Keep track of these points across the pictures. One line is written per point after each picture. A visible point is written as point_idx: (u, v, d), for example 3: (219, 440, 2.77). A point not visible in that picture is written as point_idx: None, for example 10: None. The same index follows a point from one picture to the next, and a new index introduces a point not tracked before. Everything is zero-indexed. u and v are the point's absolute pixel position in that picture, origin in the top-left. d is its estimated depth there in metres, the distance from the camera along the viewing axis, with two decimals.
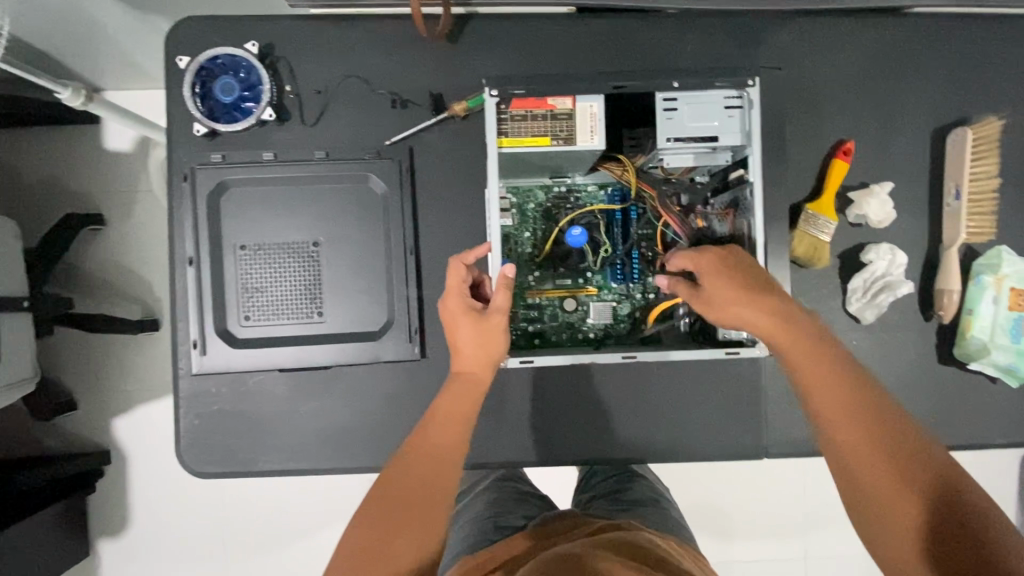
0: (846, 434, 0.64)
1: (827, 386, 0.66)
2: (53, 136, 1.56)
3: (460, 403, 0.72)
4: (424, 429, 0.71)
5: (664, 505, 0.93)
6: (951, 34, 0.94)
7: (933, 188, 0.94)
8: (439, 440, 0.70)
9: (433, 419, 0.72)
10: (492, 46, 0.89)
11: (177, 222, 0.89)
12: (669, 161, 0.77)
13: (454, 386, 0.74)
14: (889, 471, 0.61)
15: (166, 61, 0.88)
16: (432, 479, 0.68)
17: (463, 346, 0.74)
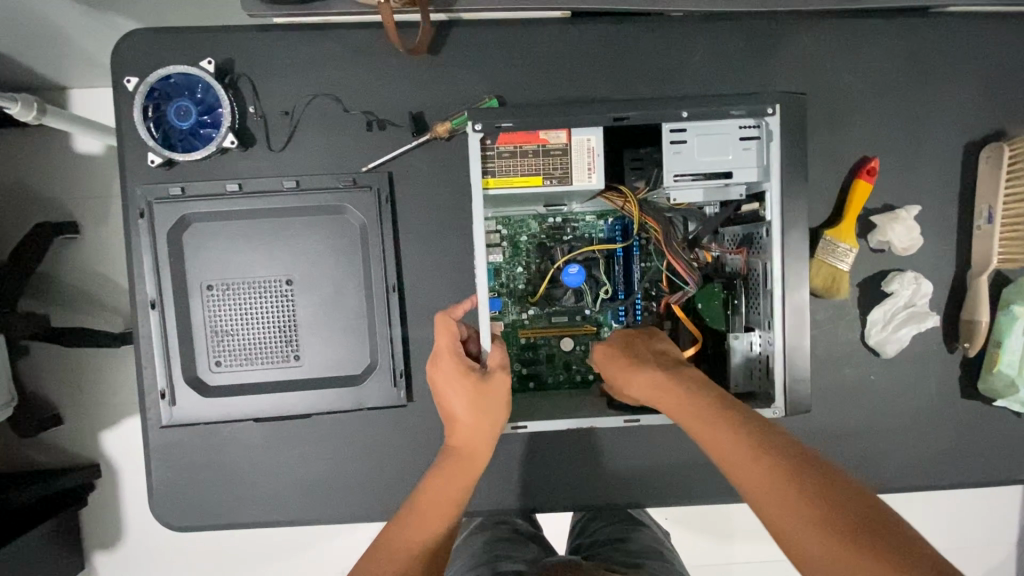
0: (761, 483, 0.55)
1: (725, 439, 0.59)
2: (18, 140, 1.47)
3: (447, 486, 0.66)
4: (400, 520, 0.65)
5: (668, 557, 0.89)
6: (989, 35, 0.85)
7: (964, 209, 0.86)
8: (419, 529, 0.63)
9: (408, 511, 0.65)
10: (478, 56, 0.80)
11: (136, 261, 0.81)
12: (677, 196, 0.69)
13: (440, 465, 0.69)
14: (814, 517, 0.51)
15: (115, 80, 0.79)
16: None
17: (461, 413, 0.68)
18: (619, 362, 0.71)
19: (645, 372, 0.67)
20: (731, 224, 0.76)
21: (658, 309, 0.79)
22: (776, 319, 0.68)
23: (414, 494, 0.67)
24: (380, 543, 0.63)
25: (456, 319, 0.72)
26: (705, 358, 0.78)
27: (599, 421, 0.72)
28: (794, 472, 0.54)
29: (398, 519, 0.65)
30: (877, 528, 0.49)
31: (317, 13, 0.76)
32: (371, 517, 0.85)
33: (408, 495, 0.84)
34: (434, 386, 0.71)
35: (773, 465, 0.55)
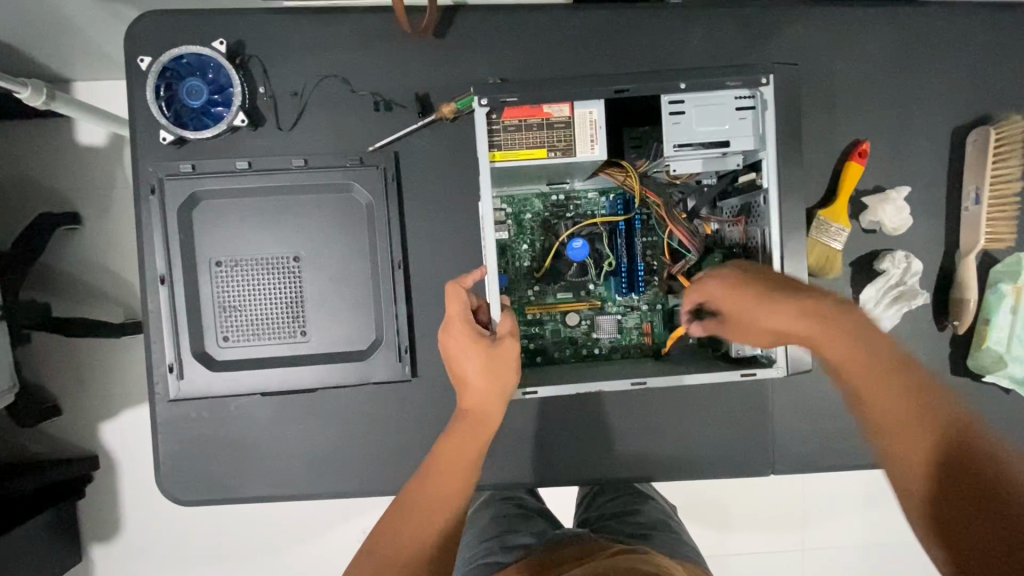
0: (894, 413, 0.56)
1: (866, 372, 0.58)
2: (22, 131, 1.48)
3: (463, 442, 0.69)
4: (419, 480, 0.67)
5: (675, 528, 0.93)
6: (974, 25, 0.88)
7: (951, 191, 0.89)
8: (438, 492, 0.66)
9: (428, 471, 0.68)
10: (482, 41, 0.82)
11: (146, 238, 0.82)
12: (677, 169, 0.71)
13: (457, 425, 0.70)
14: (938, 452, 0.53)
15: (128, 62, 0.81)
16: (433, 533, 0.64)
17: (474, 373, 0.70)
18: (743, 293, 0.65)
19: (779, 303, 0.62)
20: (730, 195, 0.78)
21: (660, 283, 0.83)
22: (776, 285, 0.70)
23: (433, 454, 0.69)
24: (401, 503, 0.66)
25: (467, 287, 0.74)
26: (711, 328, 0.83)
27: (607, 385, 0.74)
28: (935, 416, 0.55)
29: (418, 481, 0.67)
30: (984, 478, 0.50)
31: None
32: (377, 491, 0.86)
33: (412, 469, 0.86)
34: (448, 352, 0.72)
35: (913, 405, 0.56)
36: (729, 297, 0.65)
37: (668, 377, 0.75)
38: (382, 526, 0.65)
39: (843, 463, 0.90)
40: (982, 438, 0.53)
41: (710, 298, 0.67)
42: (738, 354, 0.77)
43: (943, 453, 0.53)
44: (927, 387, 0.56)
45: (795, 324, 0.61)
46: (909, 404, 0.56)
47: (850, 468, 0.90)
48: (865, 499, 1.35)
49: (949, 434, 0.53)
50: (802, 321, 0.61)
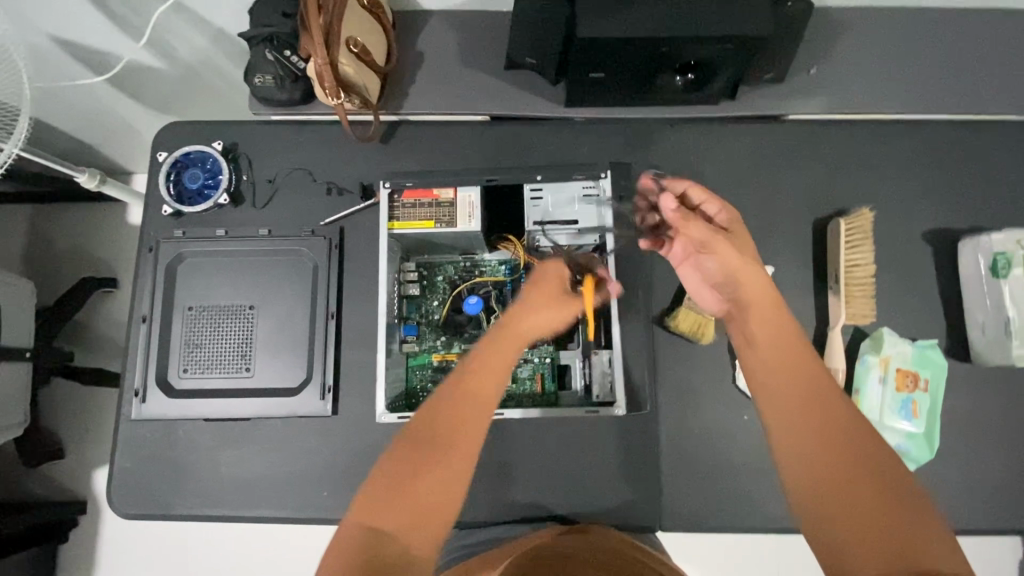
0: (793, 405, 0.64)
1: (782, 379, 0.66)
2: (84, 211, 1.81)
3: (464, 391, 0.68)
4: (418, 465, 0.62)
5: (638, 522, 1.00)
6: (826, 137, 1.05)
7: (818, 272, 1.01)
8: (452, 472, 0.63)
9: (437, 454, 0.63)
10: (416, 146, 1.06)
11: (139, 286, 1.04)
12: (545, 241, 0.97)
13: (462, 379, 0.69)
14: (836, 465, 0.59)
15: (151, 157, 1.08)
16: (431, 517, 0.60)
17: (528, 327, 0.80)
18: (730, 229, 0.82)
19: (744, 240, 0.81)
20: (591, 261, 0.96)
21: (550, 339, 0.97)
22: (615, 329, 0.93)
23: (439, 427, 0.65)
24: (377, 484, 0.62)
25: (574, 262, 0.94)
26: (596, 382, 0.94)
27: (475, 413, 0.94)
28: (821, 428, 0.61)
29: (410, 460, 0.63)
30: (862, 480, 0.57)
31: (302, 113, 1.05)
32: (294, 517, 0.97)
33: (325, 499, 0.96)
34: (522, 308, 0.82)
35: (803, 410, 0.63)
36: (733, 223, 0.83)
37: (530, 410, 0.94)
38: (359, 517, 0.59)
39: (729, 525, 0.94)
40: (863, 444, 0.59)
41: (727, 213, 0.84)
42: (598, 396, 0.95)
43: (819, 459, 0.60)
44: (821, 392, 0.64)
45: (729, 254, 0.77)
46: (798, 411, 0.63)
47: (740, 531, 0.93)
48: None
49: (852, 455, 0.59)
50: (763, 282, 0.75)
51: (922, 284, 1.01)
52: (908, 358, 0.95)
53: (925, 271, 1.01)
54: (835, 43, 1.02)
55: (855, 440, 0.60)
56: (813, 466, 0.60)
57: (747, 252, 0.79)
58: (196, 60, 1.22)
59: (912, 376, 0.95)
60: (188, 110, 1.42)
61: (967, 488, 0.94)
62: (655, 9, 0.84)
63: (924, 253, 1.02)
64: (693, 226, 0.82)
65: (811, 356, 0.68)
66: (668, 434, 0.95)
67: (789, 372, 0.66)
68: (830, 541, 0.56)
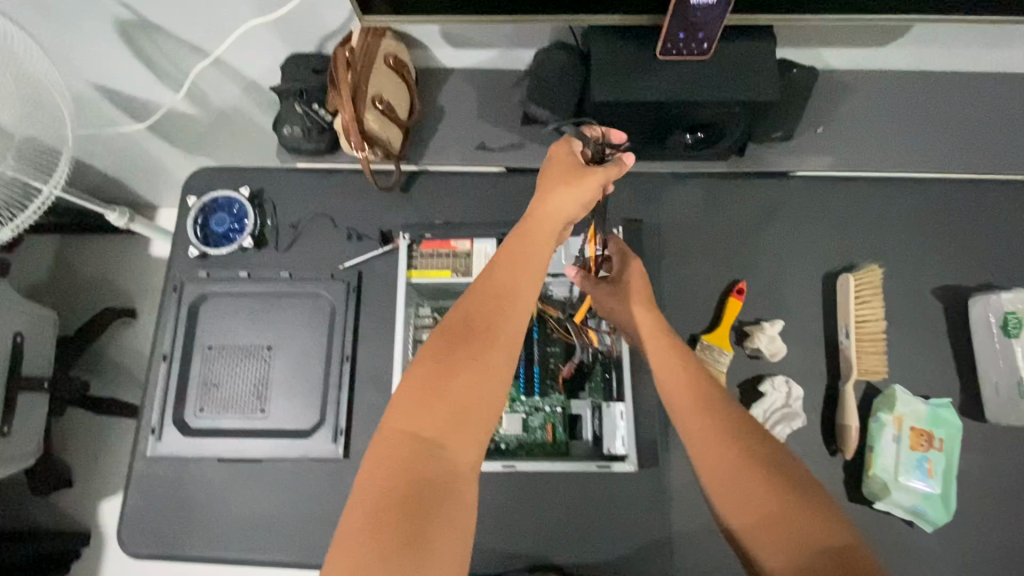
0: (711, 432, 0.69)
1: (690, 395, 0.74)
2: (109, 242, 1.87)
3: (496, 302, 0.63)
4: (453, 366, 0.59)
5: None
6: (835, 193, 1.08)
7: (829, 326, 1.02)
8: (492, 367, 0.60)
9: (473, 354, 0.60)
10: (435, 195, 1.10)
11: (161, 325, 1.07)
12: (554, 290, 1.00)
13: (483, 289, 0.64)
14: (763, 481, 0.64)
15: (182, 200, 1.13)
16: (475, 419, 0.58)
17: (549, 217, 0.70)
18: (638, 284, 0.89)
19: (635, 294, 0.88)
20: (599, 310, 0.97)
21: (560, 388, 0.98)
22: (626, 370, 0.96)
23: (471, 326, 0.62)
24: (406, 397, 0.59)
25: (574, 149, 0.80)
26: (608, 435, 0.94)
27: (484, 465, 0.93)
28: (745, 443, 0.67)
29: (441, 364, 0.59)
30: (798, 494, 0.63)
31: (327, 162, 1.10)
32: (302, 562, 0.96)
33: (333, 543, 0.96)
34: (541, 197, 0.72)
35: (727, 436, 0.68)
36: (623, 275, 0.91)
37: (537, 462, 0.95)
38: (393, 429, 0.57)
39: None
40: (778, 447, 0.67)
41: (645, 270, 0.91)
42: (608, 451, 0.94)
43: (751, 476, 0.65)
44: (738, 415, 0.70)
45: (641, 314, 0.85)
46: (720, 438, 0.68)
47: None
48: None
49: (783, 471, 0.64)
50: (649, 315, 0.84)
51: (933, 340, 1.01)
52: (922, 417, 0.95)
53: (937, 327, 1.02)
54: (842, 103, 1.06)
55: (778, 454, 0.66)
56: (743, 487, 0.64)
57: (645, 301, 0.87)
58: (229, 108, 1.29)
59: (926, 435, 0.94)
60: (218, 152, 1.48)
61: (985, 551, 0.93)
62: (667, 75, 0.88)
63: (935, 309, 1.02)
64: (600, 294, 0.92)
65: (704, 373, 0.76)
66: (680, 487, 0.94)
67: (696, 400, 0.73)
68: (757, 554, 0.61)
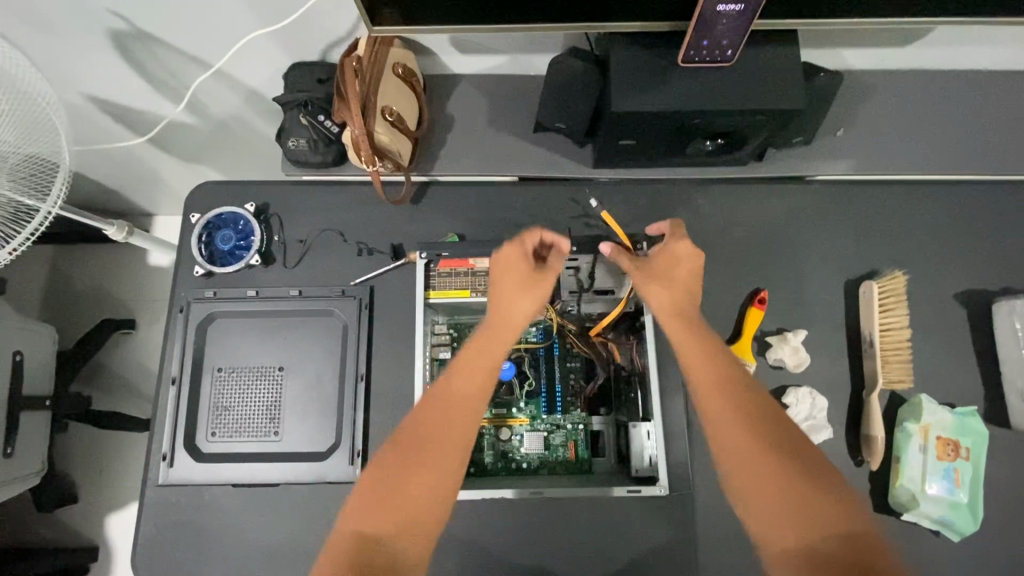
0: (731, 416, 0.68)
1: (710, 376, 0.71)
2: (107, 253, 1.83)
3: (450, 410, 0.71)
4: (407, 469, 0.67)
5: None
6: (855, 197, 1.05)
7: (852, 335, 1.00)
8: (440, 471, 0.67)
9: (422, 459, 0.68)
10: (446, 206, 1.07)
11: (169, 347, 1.04)
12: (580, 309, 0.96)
13: (440, 394, 0.73)
14: (784, 469, 0.64)
15: (184, 216, 1.09)
16: (425, 516, 0.65)
17: (506, 320, 0.78)
18: (672, 253, 0.83)
19: (667, 265, 0.83)
20: (622, 326, 0.97)
21: (581, 405, 0.97)
22: (654, 379, 0.89)
23: (419, 435, 0.69)
24: (369, 486, 0.67)
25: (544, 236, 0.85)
26: (636, 455, 0.91)
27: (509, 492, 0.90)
28: (764, 429, 0.67)
29: (397, 472, 0.67)
30: (817, 482, 0.63)
31: (333, 174, 1.07)
32: None
33: None
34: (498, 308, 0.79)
35: (747, 421, 0.67)
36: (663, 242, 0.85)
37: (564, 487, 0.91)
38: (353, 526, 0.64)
39: None
40: (793, 430, 0.68)
41: (698, 260, 0.83)
42: (638, 471, 0.91)
43: (775, 463, 0.64)
44: (759, 400, 0.69)
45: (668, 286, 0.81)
46: (742, 422, 0.67)
47: None
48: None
49: (801, 458, 0.65)
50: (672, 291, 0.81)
51: (957, 346, 0.99)
52: (948, 426, 0.93)
53: (960, 333, 1.00)
54: (861, 105, 1.04)
55: (797, 441, 0.66)
56: (765, 474, 0.64)
57: (677, 273, 0.82)
58: (229, 117, 1.24)
59: (952, 445, 0.93)
60: (217, 161, 1.44)
61: (1013, 560, 0.92)
62: (689, 82, 0.85)
63: (958, 315, 1.01)
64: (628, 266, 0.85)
65: (723, 353, 0.74)
66: (705, 503, 0.92)
67: (717, 381, 0.71)
68: (775, 540, 0.62)
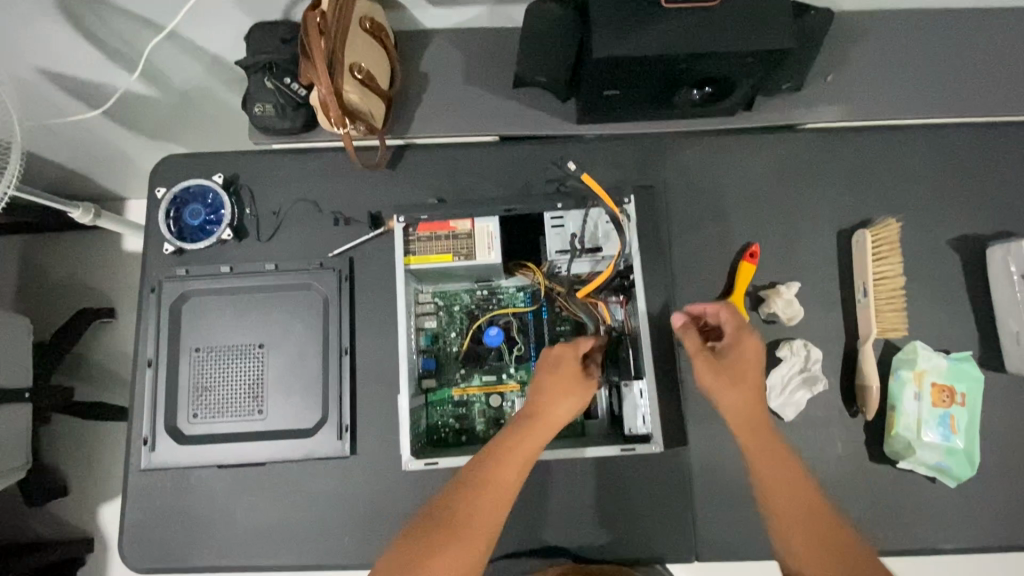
0: (802, 527, 0.71)
1: (782, 492, 0.74)
2: (79, 240, 1.76)
3: (484, 495, 0.70)
4: (437, 548, 0.66)
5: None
6: (847, 144, 1.02)
7: (845, 285, 0.98)
8: (460, 558, 0.66)
9: (451, 538, 0.67)
10: (425, 170, 1.03)
11: (143, 329, 1.00)
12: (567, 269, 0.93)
13: (478, 473, 0.72)
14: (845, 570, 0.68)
15: (150, 192, 1.04)
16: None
17: (551, 415, 0.77)
18: (746, 340, 0.83)
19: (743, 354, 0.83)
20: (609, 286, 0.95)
21: None
22: (647, 338, 0.87)
23: (454, 515, 0.69)
24: (405, 553, 0.67)
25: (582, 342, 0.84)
26: (630, 415, 0.89)
27: None
28: (831, 540, 0.70)
29: (420, 549, 0.67)
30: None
31: (303, 141, 1.02)
32: (316, 565, 0.93)
33: (347, 542, 0.93)
34: (538, 406, 0.78)
35: (817, 533, 0.71)
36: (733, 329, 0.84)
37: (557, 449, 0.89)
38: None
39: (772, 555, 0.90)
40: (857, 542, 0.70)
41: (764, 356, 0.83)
42: (632, 431, 0.89)
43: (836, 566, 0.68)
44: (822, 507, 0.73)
45: (740, 385, 0.82)
46: (808, 534, 0.71)
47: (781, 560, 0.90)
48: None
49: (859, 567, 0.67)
50: (740, 392, 0.81)
51: (951, 292, 0.98)
52: (943, 372, 0.92)
53: (955, 279, 0.98)
54: (853, 47, 0.99)
55: (851, 543, 0.70)
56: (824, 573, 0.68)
57: (744, 368, 0.82)
58: (192, 87, 1.18)
59: (948, 390, 0.92)
60: (185, 136, 1.38)
61: (1008, 501, 0.92)
62: (674, 24, 0.81)
63: (952, 261, 0.99)
64: (691, 342, 0.85)
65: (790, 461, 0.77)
66: (702, 461, 0.92)
67: (787, 490, 0.74)
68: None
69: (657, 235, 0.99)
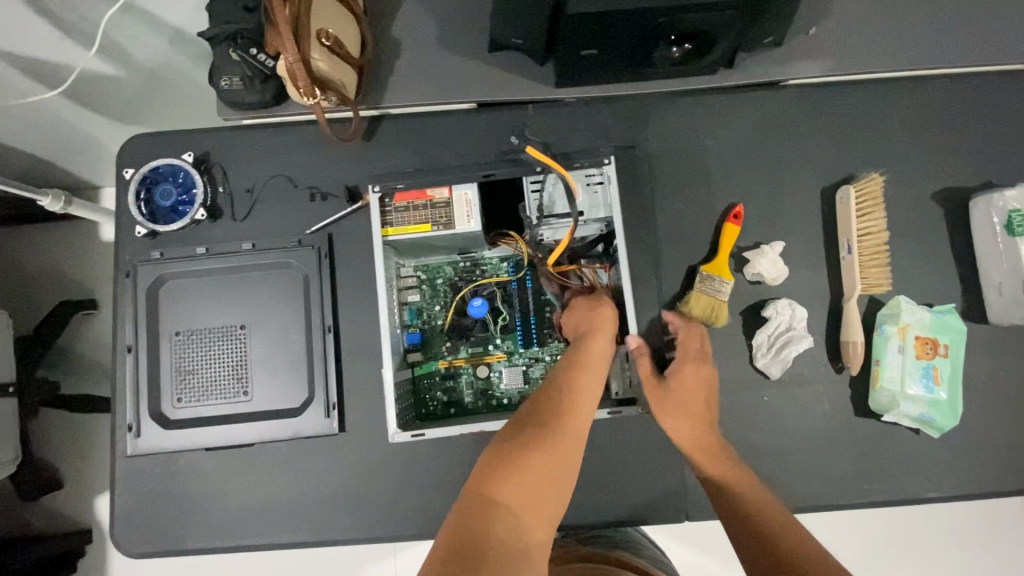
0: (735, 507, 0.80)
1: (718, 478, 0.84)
2: (53, 230, 1.71)
3: (572, 397, 0.80)
4: (533, 450, 0.75)
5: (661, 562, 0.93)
6: (830, 100, 1.01)
7: (829, 243, 0.98)
8: (559, 454, 0.76)
9: (546, 442, 0.76)
10: (401, 141, 1.00)
11: (120, 315, 0.98)
12: (548, 235, 0.92)
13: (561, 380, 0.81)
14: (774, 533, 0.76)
15: (118, 174, 1.01)
16: (546, 493, 0.74)
17: (607, 327, 0.85)
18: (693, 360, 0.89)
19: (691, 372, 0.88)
20: (592, 249, 0.95)
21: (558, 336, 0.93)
22: (630, 301, 0.86)
23: (545, 421, 0.78)
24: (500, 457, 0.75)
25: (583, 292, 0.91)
26: (616, 376, 0.92)
27: (486, 424, 0.85)
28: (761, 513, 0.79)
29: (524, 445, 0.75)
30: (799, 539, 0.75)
31: (274, 114, 0.98)
32: (309, 542, 0.93)
33: (342, 518, 0.93)
34: (592, 327, 0.85)
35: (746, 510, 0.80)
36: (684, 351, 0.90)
37: None
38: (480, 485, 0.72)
39: None
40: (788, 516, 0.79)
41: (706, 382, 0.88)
42: (618, 394, 0.92)
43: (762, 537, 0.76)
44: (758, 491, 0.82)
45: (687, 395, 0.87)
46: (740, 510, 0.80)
47: None
48: (866, 562, 1.24)
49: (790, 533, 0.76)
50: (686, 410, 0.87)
51: (934, 246, 0.98)
52: (926, 325, 0.93)
53: (938, 233, 0.98)
54: None
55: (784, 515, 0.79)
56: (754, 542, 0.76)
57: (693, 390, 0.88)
58: (156, 62, 1.14)
59: (931, 343, 0.92)
60: (154, 116, 1.33)
61: (990, 449, 0.94)
62: None
63: (936, 214, 0.99)
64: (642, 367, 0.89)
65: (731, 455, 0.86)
66: None
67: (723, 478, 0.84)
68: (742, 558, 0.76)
69: (639, 199, 0.97)
